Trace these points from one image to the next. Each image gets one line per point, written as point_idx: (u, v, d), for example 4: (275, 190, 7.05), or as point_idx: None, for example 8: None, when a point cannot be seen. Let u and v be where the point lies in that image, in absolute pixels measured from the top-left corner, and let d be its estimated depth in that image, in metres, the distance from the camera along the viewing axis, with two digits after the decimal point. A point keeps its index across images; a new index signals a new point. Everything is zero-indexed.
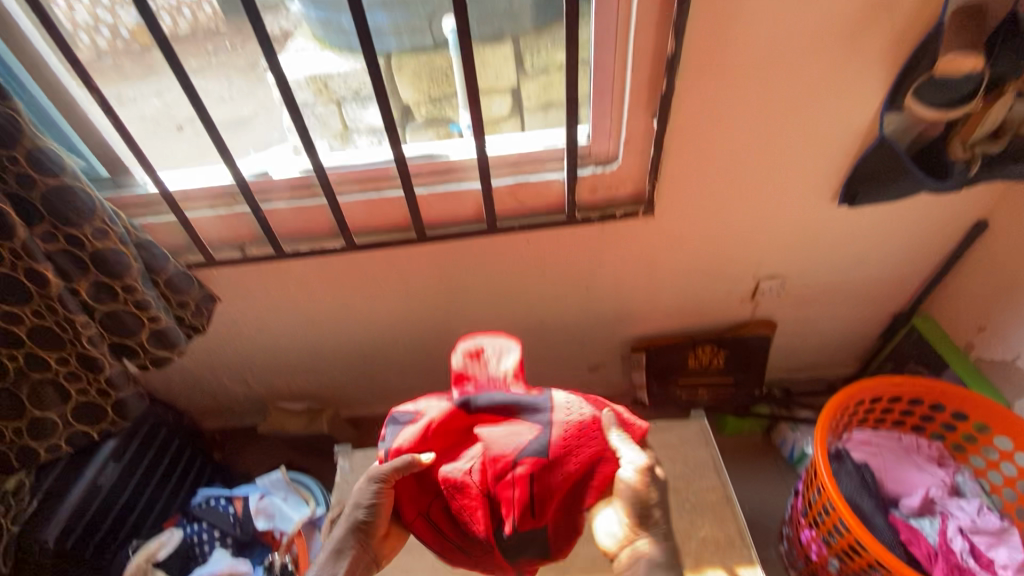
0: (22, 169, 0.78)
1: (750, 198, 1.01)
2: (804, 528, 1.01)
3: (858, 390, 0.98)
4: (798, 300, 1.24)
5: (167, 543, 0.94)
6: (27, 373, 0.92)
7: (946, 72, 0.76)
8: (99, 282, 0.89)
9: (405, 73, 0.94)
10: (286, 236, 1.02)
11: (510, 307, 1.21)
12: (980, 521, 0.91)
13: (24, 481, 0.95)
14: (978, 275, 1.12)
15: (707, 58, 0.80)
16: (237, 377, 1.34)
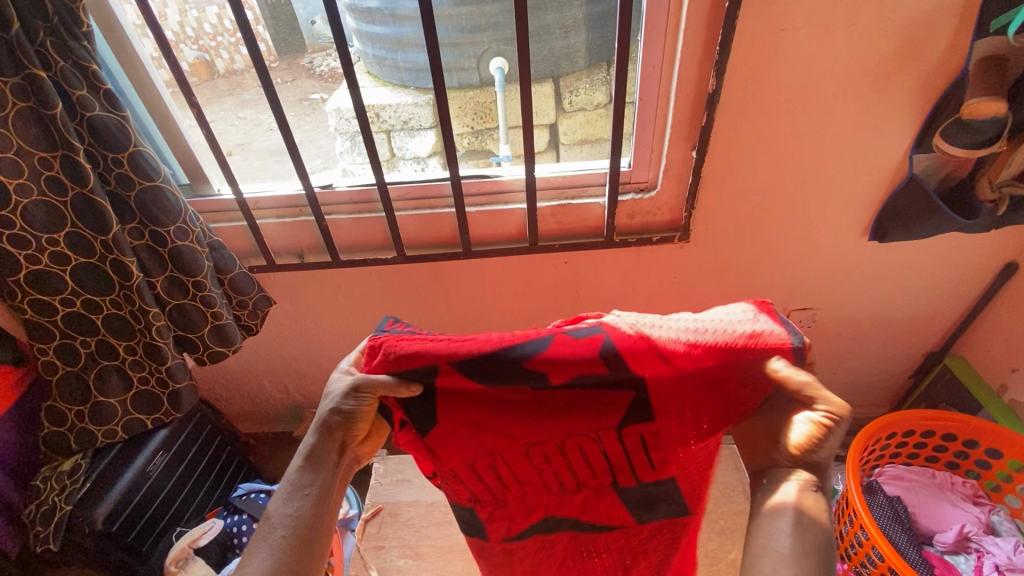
0: (124, 171, 0.86)
1: (783, 229, 1.06)
2: (835, 561, 1.00)
3: (894, 421, 1.00)
4: (828, 335, 1.26)
5: (209, 532, 1.07)
6: (97, 359, 0.99)
7: (974, 114, 0.82)
8: (173, 277, 0.97)
9: (457, 108, 1.06)
10: (343, 247, 1.11)
11: (545, 328, 1.24)
12: (1017, 560, 0.90)
13: (81, 462, 1.02)
14: (1012, 317, 1.13)
15: (745, 96, 0.87)
16: (277, 383, 1.40)
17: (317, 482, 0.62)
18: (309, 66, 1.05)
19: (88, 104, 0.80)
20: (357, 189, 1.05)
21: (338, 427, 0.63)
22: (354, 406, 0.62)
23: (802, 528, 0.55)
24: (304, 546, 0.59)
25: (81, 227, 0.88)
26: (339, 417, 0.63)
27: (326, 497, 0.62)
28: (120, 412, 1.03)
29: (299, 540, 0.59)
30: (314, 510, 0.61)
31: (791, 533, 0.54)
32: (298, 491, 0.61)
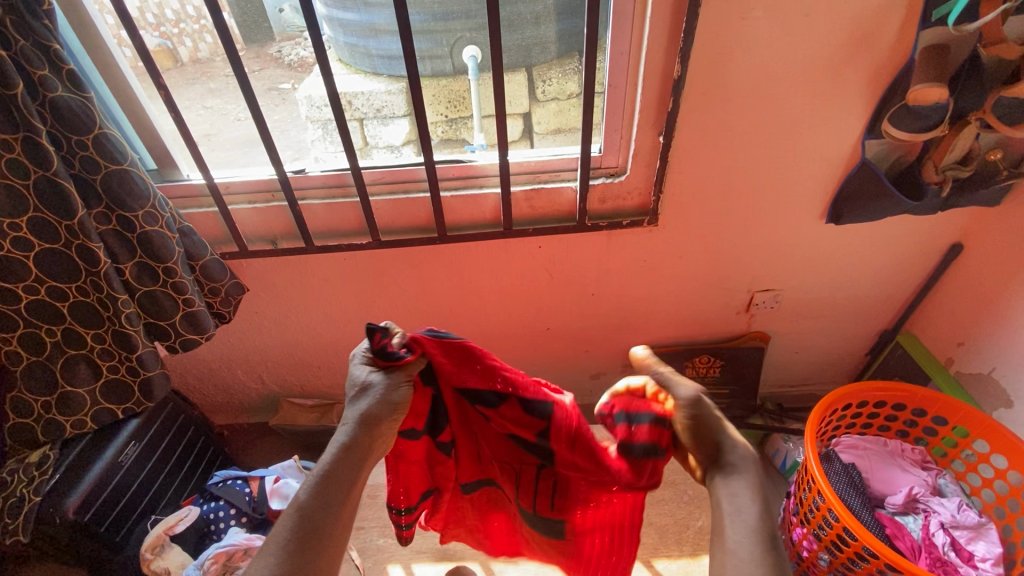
0: (89, 154, 0.84)
1: (747, 213, 1.10)
2: (795, 526, 1.07)
3: (848, 393, 1.06)
4: (789, 315, 1.32)
5: (185, 518, 1.08)
6: (64, 349, 0.97)
7: (917, 101, 0.87)
8: (143, 263, 0.95)
9: (430, 95, 1.07)
10: (317, 232, 1.11)
11: (519, 312, 1.27)
12: (960, 517, 0.98)
13: (49, 453, 1.01)
14: (958, 295, 1.20)
15: (710, 83, 0.91)
16: (251, 372, 1.39)
17: (339, 477, 0.59)
18: (276, 55, 1.04)
19: (51, 84, 0.79)
20: (330, 173, 1.05)
21: (370, 420, 0.63)
22: (395, 395, 0.65)
23: (736, 518, 0.51)
24: (314, 543, 0.54)
25: (45, 212, 0.86)
26: (367, 412, 0.63)
27: (346, 493, 0.58)
28: (89, 401, 1.02)
29: (312, 537, 0.54)
30: (333, 507, 0.57)
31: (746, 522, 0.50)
32: (322, 488, 0.58)
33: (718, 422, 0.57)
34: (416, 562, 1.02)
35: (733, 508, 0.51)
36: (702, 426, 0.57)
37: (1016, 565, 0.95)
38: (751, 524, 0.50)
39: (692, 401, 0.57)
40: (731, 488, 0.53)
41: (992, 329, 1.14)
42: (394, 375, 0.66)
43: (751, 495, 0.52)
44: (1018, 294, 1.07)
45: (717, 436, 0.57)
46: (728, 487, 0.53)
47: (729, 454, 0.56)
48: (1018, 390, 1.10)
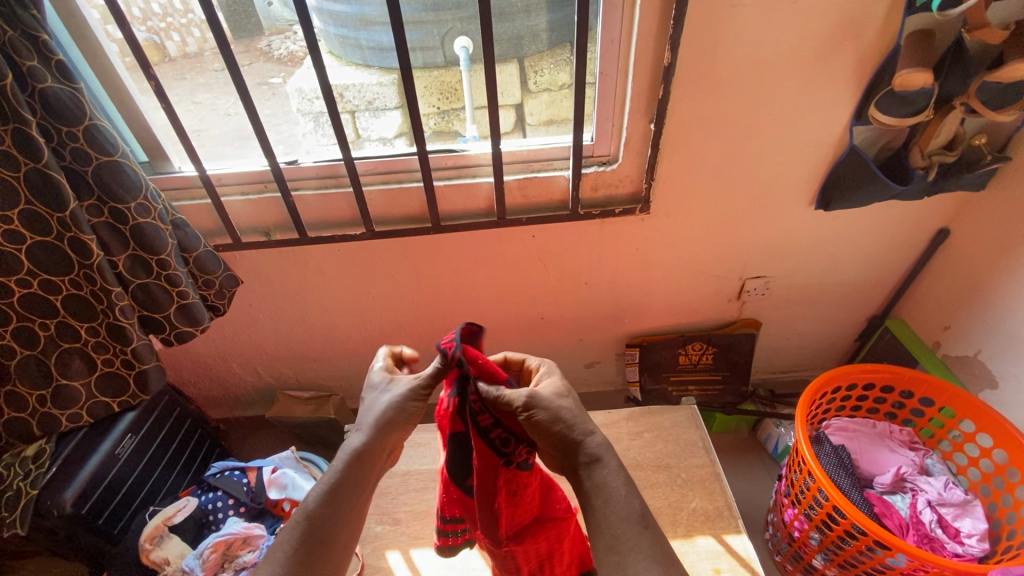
0: (79, 146, 0.84)
1: (738, 201, 1.11)
2: (787, 507, 1.09)
3: (837, 376, 1.08)
4: (780, 301, 1.33)
5: (183, 509, 1.08)
6: (58, 342, 0.97)
7: (905, 85, 0.89)
8: (136, 255, 0.95)
9: (422, 87, 1.07)
10: (311, 223, 1.12)
11: (513, 301, 1.28)
12: (946, 495, 1.01)
13: (44, 446, 1.02)
14: (944, 280, 1.23)
15: (701, 70, 0.91)
16: (246, 365, 1.39)
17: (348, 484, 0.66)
18: (265, 49, 1.03)
19: (39, 75, 0.78)
20: (323, 164, 1.05)
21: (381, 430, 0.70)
22: (408, 407, 0.71)
23: (611, 501, 0.63)
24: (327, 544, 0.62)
25: (37, 204, 0.86)
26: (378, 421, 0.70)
27: (354, 499, 0.65)
28: (83, 395, 1.02)
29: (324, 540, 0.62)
30: (338, 511, 0.64)
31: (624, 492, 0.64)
32: (333, 491, 0.65)
33: (566, 415, 0.70)
34: (414, 547, 1.03)
35: (597, 493, 0.64)
36: (557, 423, 0.69)
37: (1000, 541, 0.97)
38: (619, 504, 0.63)
39: (536, 397, 0.70)
40: (597, 476, 0.65)
41: (978, 312, 1.16)
42: (411, 389, 0.72)
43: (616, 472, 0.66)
44: (1003, 277, 1.09)
45: (570, 431, 0.69)
46: (591, 474, 0.66)
47: (590, 447, 0.68)
48: (1003, 371, 1.12)
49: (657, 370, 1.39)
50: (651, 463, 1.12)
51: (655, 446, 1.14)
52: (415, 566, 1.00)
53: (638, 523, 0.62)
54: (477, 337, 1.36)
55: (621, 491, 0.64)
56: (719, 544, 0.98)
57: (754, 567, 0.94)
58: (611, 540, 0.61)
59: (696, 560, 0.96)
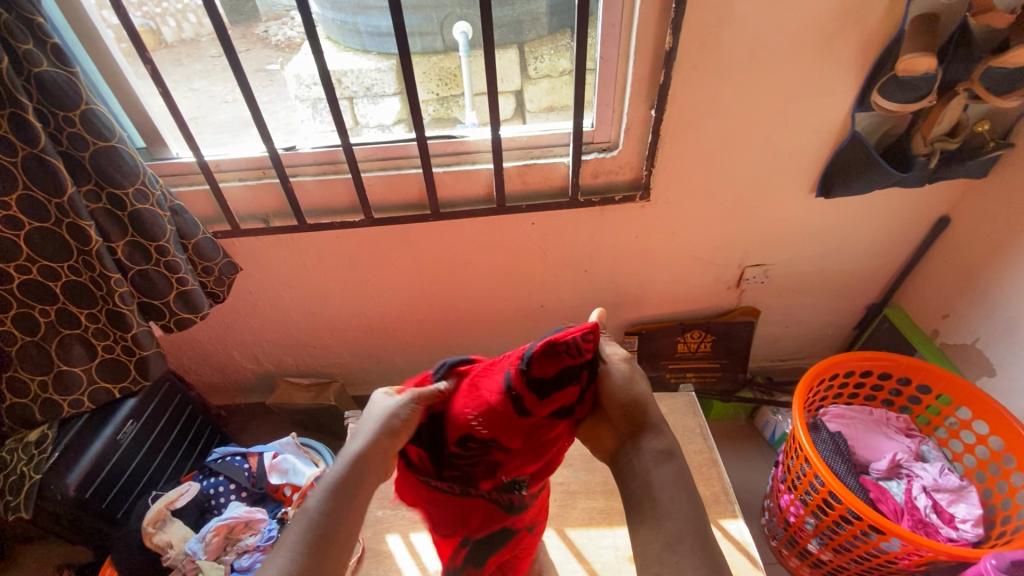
0: (76, 131, 0.83)
1: (739, 188, 1.11)
2: (784, 493, 1.10)
3: (834, 363, 1.08)
4: (780, 289, 1.33)
5: (186, 494, 1.09)
6: (59, 328, 0.97)
7: (908, 71, 0.87)
8: (135, 242, 0.95)
9: (421, 73, 1.06)
10: (310, 210, 1.11)
11: (513, 288, 1.28)
12: (941, 481, 1.02)
13: (47, 432, 1.02)
14: (944, 269, 1.22)
15: (702, 55, 0.90)
16: (246, 352, 1.40)
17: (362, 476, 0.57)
18: (263, 35, 1.03)
19: (36, 59, 0.77)
20: (322, 149, 1.04)
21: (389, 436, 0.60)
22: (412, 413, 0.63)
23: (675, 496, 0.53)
24: (324, 553, 0.49)
25: (35, 189, 0.85)
26: (383, 430, 0.60)
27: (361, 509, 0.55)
28: (85, 381, 1.02)
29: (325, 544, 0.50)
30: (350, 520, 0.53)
31: (678, 497, 0.53)
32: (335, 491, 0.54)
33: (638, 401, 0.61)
34: (414, 531, 1.04)
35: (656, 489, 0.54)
36: (629, 395, 0.62)
37: (993, 526, 0.99)
38: (681, 503, 0.53)
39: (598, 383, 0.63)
40: (666, 470, 0.55)
41: (978, 300, 1.16)
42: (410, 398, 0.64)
43: (680, 475, 0.55)
44: (1003, 265, 1.09)
45: (640, 407, 0.61)
46: (661, 465, 0.56)
47: (658, 434, 0.59)
48: (1001, 359, 1.13)
49: (656, 358, 1.39)
50: None
51: None
52: (414, 548, 1.01)
53: (692, 529, 0.51)
54: (477, 324, 1.37)
55: (683, 493, 0.54)
56: (716, 529, 1.00)
57: (751, 552, 0.96)
58: (669, 536, 0.51)
59: None
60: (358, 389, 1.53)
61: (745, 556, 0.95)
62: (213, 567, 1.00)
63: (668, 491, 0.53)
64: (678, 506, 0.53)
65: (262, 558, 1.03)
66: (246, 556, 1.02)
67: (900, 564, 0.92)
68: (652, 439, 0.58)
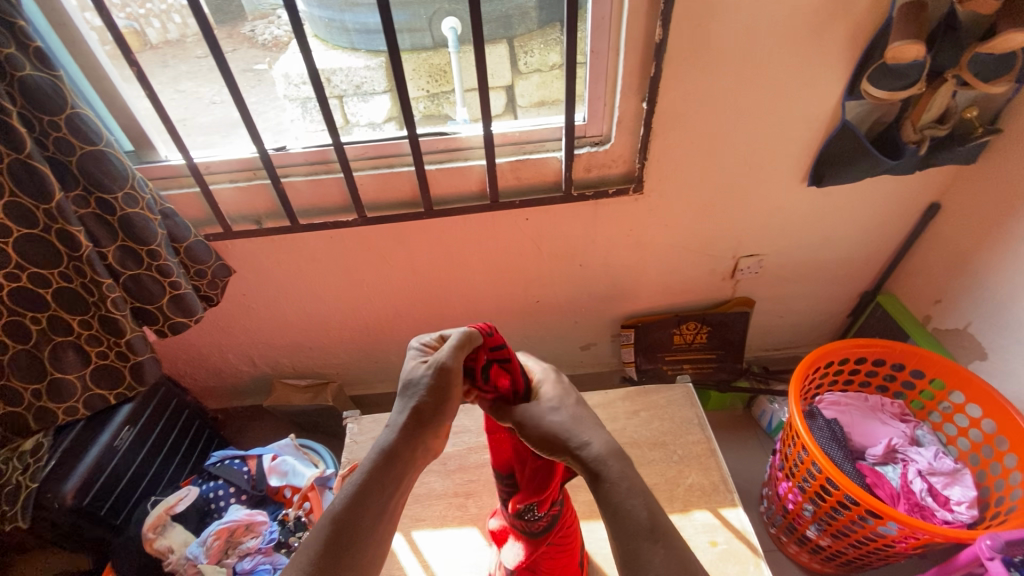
0: (62, 135, 0.82)
1: (731, 179, 1.11)
2: (782, 481, 1.11)
3: (829, 351, 1.09)
4: (774, 279, 1.34)
5: (185, 498, 1.08)
6: (51, 336, 0.96)
7: (897, 59, 0.87)
8: (126, 246, 0.94)
9: (410, 70, 1.05)
10: (302, 210, 1.10)
11: (508, 284, 1.28)
12: (936, 465, 1.04)
13: (43, 440, 1.01)
14: (935, 255, 1.23)
15: (693, 46, 0.90)
16: (242, 355, 1.39)
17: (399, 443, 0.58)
18: (249, 35, 1.01)
19: (18, 63, 0.76)
20: (312, 149, 1.03)
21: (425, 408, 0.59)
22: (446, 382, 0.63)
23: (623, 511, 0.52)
24: (342, 547, 0.51)
25: (22, 196, 0.84)
26: (419, 402, 0.61)
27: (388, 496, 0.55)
28: (79, 388, 1.01)
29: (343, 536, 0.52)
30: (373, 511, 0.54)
31: (635, 508, 0.53)
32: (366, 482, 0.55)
33: (560, 430, 0.61)
34: (416, 528, 1.04)
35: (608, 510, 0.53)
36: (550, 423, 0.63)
37: (988, 507, 1.00)
38: (633, 517, 0.52)
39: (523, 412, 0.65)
40: (606, 489, 0.55)
41: (969, 285, 1.17)
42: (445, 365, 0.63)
43: (627, 484, 0.55)
44: (993, 250, 1.10)
45: (568, 436, 0.61)
46: (600, 489, 0.55)
47: (594, 450, 0.58)
48: (993, 343, 1.14)
49: (652, 350, 1.40)
50: (648, 440, 1.13)
51: (651, 424, 1.16)
52: (417, 546, 1.02)
53: (651, 534, 0.50)
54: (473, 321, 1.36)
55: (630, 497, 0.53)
56: (716, 518, 1.00)
57: (750, 540, 0.96)
58: (628, 557, 0.50)
59: (693, 534, 0.99)
60: (355, 388, 1.53)
61: (745, 544, 0.96)
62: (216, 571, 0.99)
63: (619, 507, 0.53)
64: (633, 515, 0.52)
65: (264, 560, 1.03)
66: (248, 559, 1.02)
67: (897, 547, 0.93)
68: (591, 453, 0.58)
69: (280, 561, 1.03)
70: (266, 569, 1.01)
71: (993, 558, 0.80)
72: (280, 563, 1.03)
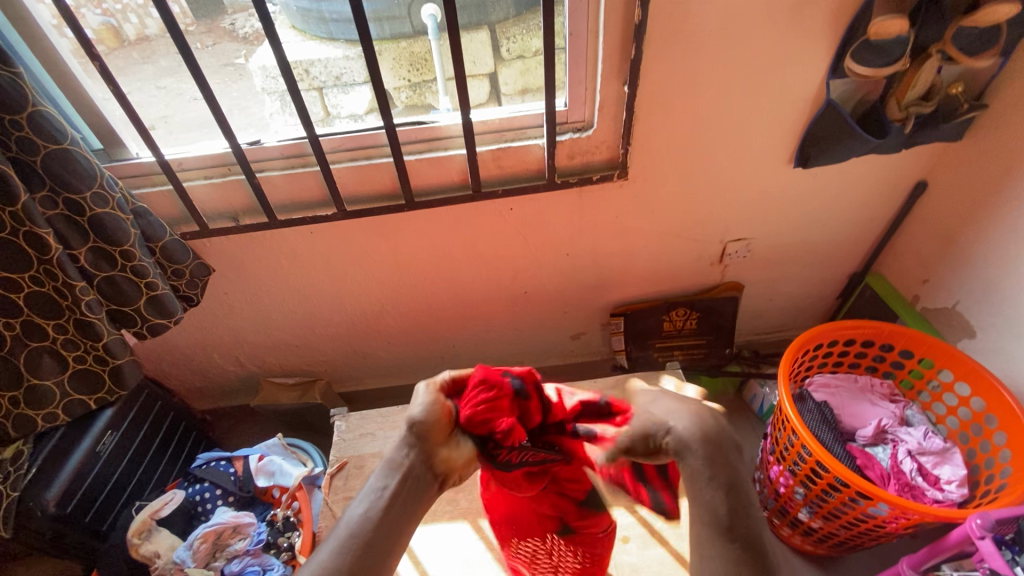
0: (25, 135, 0.79)
1: (716, 163, 1.10)
2: (773, 465, 1.11)
3: (817, 334, 1.08)
4: (762, 263, 1.33)
5: (170, 502, 1.06)
6: (26, 341, 0.94)
7: (879, 35, 0.87)
8: (98, 248, 0.92)
9: (390, 60, 1.02)
10: (280, 206, 1.08)
11: (495, 276, 1.27)
12: (926, 444, 1.04)
13: (23, 448, 0.98)
14: (923, 234, 1.23)
15: (673, 26, 0.88)
16: (228, 354, 1.37)
17: (397, 487, 0.52)
18: (229, 28, 0.99)
19: None
20: (288, 143, 1.01)
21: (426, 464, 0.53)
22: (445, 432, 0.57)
23: (703, 500, 0.47)
24: None
25: None
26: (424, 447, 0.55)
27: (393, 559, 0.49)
28: (58, 394, 0.99)
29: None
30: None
31: (713, 501, 0.46)
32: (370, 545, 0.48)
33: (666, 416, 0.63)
34: None
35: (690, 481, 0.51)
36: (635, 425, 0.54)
37: (977, 485, 1.01)
38: (702, 517, 0.46)
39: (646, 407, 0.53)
40: (690, 471, 0.48)
41: (958, 264, 1.16)
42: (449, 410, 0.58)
43: (716, 473, 0.47)
44: (982, 228, 1.10)
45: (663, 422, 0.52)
46: (670, 472, 0.50)
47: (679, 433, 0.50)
48: (981, 321, 1.14)
49: (642, 338, 1.39)
50: None
51: None
52: (416, 557, 0.99)
53: (731, 531, 0.45)
54: (461, 313, 1.35)
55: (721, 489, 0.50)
56: None
57: None
58: (697, 546, 0.46)
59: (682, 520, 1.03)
60: (345, 385, 1.51)
61: None
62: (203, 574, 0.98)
63: (698, 500, 0.47)
64: (709, 515, 0.46)
65: (253, 561, 1.01)
66: (237, 561, 1.01)
67: (888, 527, 0.93)
68: (667, 450, 0.51)
69: (270, 562, 1.01)
70: (255, 571, 0.99)
71: (984, 537, 0.80)
72: (270, 564, 1.01)
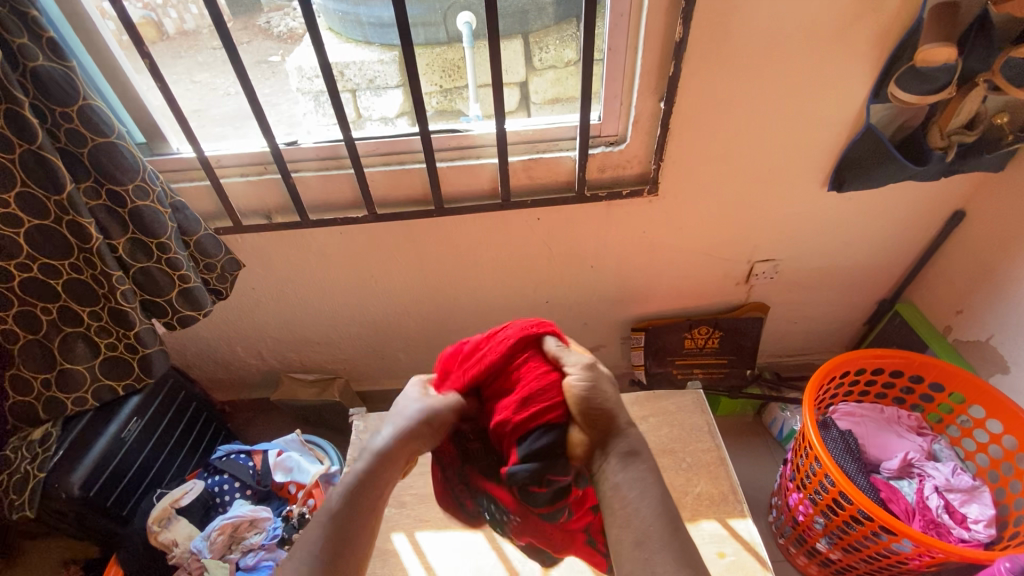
0: (74, 126, 0.82)
1: (748, 183, 1.09)
2: (792, 492, 1.09)
3: (844, 361, 1.06)
4: (790, 285, 1.31)
5: (191, 491, 1.08)
6: (61, 327, 0.97)
7: (927, 61, 0.85)
8: (136, 239, 0.94)
9: (423, 65, 1.03)
10: (312, 206, 1.10)
11: (518, 284, 1.27)
12: (954, 481, 1.01)
13: (51, 430, 1.01)
14: (958, 264, 1.20)
15: (712, 46, 0.88)
16: (250, 348, 1.39)
17: (370, 473, 0.65)
18: (265, 27, 1.01)
19: (30, 53, 0.76)
20: (323, 144, 1.02)
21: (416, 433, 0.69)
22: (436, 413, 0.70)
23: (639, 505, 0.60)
24: (347, 542, 0.59)
25: (33, 186, 0.83)
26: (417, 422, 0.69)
27: (377, 501, 0.63)
28: (88, 378, 1.01)
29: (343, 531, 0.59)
30: (364, 511, 0.62)
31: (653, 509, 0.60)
32: (358, 490, 0.63)
33: (596, 402, 0.66)
34: (420, 530, 1.04)
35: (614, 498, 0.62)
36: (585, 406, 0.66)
37: (1007, 527, 0.97)
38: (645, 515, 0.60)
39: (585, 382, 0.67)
40: (636, 470, 0.63)
41: (992, 297, 1.14)
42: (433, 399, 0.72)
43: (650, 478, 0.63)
44: (1019, 261, 1.07)
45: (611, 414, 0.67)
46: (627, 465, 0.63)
47: (628, 436, 0.66)
48: (1015, 356, 1.11)
49: (662, 354, 1.37)
50: (657, 447, 1.11)
51: (661, 431, 1.14)
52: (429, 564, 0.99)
53: (666, 524, 0.59)
54: (482, 320, 1.35)
55: (651, 499, 0.61)
56: (724, 529, 0.99)
57: (759, 553, 0.95)
58: (639, 533, 0.58)
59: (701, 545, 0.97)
60: (362, 384, 1.52)
61: (754, 556, 0.94)
62: (218, 565, 1.00)
63: (638, 500, 0.61)
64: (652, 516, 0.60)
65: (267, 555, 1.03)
66: (251, 554, 1.03)
67: (910, 565, 0.91)
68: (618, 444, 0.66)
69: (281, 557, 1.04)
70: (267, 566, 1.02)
71: None
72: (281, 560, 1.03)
